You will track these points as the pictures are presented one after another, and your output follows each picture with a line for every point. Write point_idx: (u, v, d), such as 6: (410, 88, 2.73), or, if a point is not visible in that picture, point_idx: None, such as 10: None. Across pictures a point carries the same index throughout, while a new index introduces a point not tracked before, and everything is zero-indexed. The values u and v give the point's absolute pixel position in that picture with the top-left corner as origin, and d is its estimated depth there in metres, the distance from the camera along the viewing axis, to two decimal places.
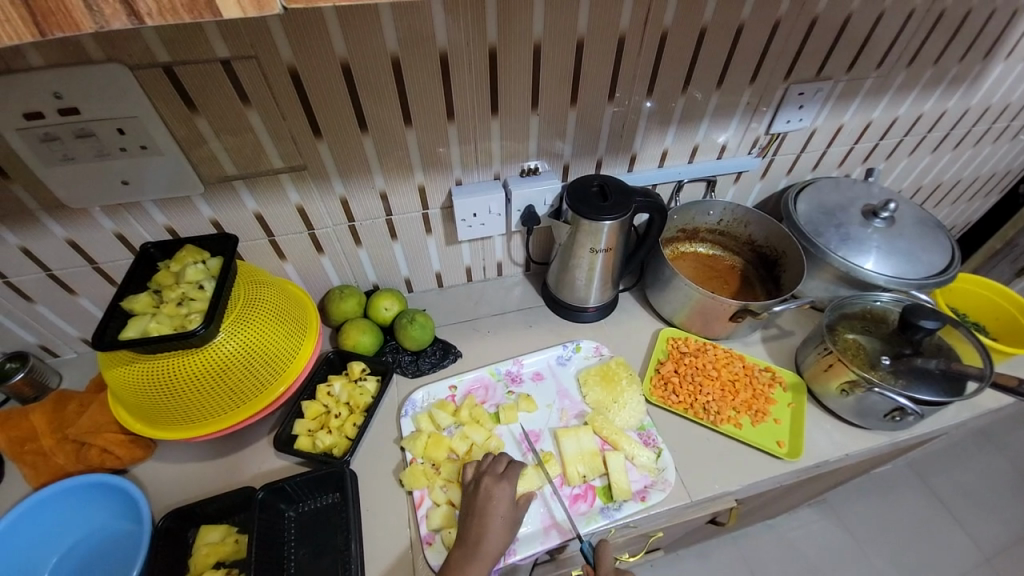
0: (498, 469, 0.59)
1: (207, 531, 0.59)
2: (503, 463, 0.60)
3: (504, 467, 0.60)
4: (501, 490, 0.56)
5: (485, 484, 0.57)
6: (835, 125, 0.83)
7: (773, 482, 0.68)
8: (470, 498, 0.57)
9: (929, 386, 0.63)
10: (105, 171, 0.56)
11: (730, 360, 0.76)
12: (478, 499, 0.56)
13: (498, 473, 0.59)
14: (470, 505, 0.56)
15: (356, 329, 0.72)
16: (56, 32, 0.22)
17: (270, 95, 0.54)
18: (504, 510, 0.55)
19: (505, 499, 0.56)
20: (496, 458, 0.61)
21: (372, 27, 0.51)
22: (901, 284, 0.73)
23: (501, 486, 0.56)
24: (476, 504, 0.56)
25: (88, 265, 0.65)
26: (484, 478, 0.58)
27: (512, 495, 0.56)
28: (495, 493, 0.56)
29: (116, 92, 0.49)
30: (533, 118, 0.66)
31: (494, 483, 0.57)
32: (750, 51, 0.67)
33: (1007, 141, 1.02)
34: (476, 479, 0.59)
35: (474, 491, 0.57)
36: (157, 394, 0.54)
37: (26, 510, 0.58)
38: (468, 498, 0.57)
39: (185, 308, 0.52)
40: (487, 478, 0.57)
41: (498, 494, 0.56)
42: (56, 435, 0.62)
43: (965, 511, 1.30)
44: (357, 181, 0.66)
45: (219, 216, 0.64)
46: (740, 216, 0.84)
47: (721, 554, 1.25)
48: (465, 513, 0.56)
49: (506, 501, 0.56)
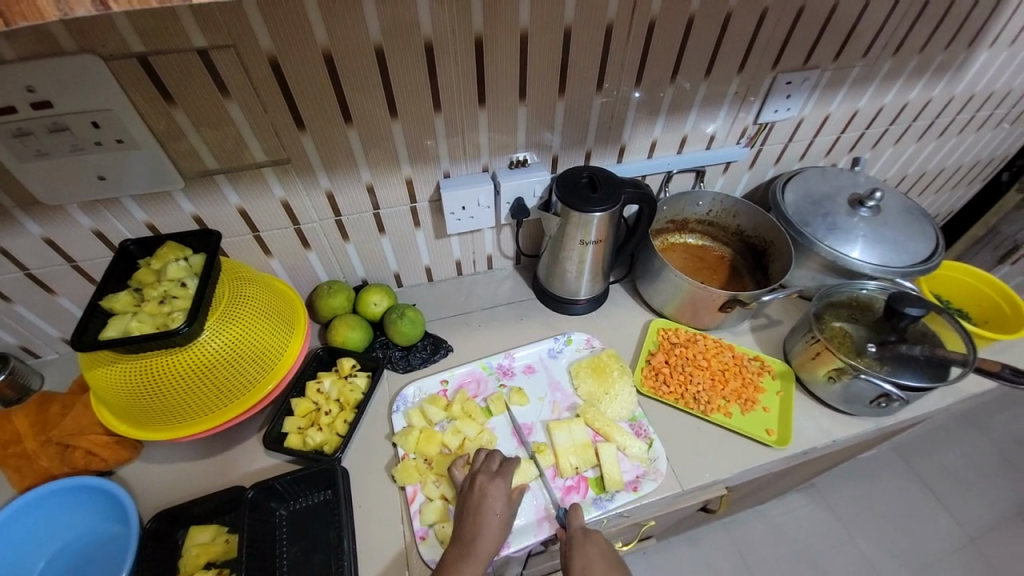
0: (491, 467, 0.59)
1: (197, 532, 0.58)
2: (497, 460, 0.60)
3: (498, 464, 0.60)
4: (496, 488, 0.56)
5: (480, 482, 0.57)
6: (822, 114, 0.83)
7: (763, 470, 0.69)
8: (465, 496, 0.57)
9: (914, 372, 0.64)
10: (81, 167, 0.54)
11: (719, 349, 0.77)
12: (473, 497, 0.56)
13: (492, 470, 0.59)
14: (465, 503, 0.56)
15: (345, 325, 0.71)
16: (20, 21, 0.21)
17: (251, 86, 0.53)
18: (499, 508, 0.55)
19: (499, 494, 0.56)
20: (489, 455, 0.61)
21: (353, 14, 0.50)
22: (886, 273, 0.73)
23: (496, 484, 0.57)
24: (470, 501, 0.56)
25: (67, 263, 0.64)
26: (478, 476, 0.58)
27: (507, 491, 0.56)
28: (490, 491, 0.56)
29: (89, 84, 0.47)
30: (522, 109, 0.65)
31: (488, 480, 0.57)
32: (738, 40, 0.67)
33: (991, 129, 1.03)
34: (470, 477, 0.59)
35: (469, 489, 0.57)
36: (141, 395, 0.53)
37: (7, 518, 0.56)
38: (463, 497, 0.57)
39: (167, 306, 0.51)
40: (482, 477, 0.57)
41: (493, 491, 0.56)
42: (39, 438, 0.61)
43: (948, 493, 1.34)
44: (343, 175, 0.65)
45: (201, 212, 0.63)
46: (729, 207, 0.84)
47: (712, 539, 1.27)
48: (460, 510, 0.56)
49: (501, 499, 0.56)
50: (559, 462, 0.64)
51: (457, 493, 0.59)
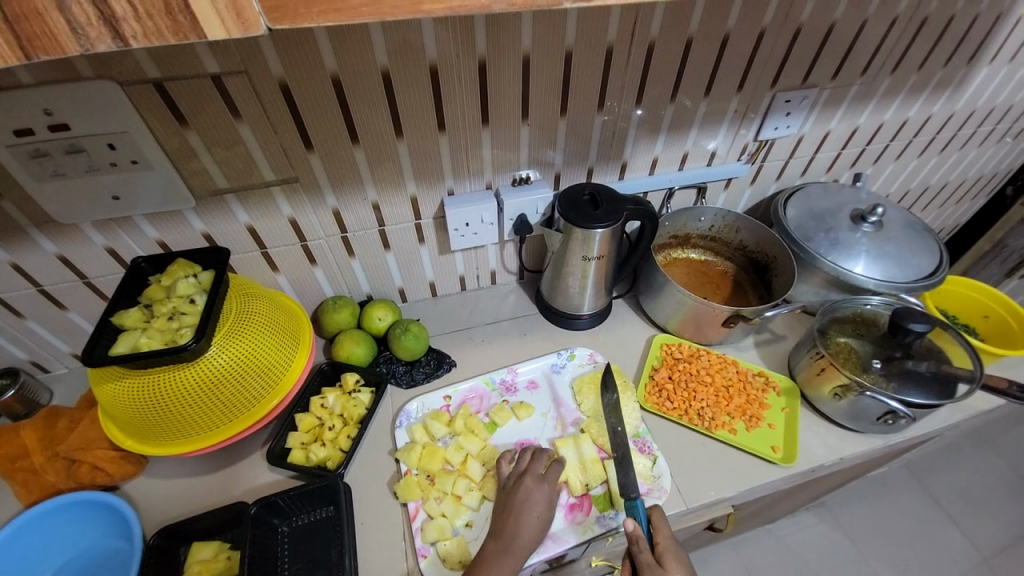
0: (538, 470, 0.60)
1: (198, 549, 0.58)
2: (543, 463, 0.61)
3: (544, 468, 0.60)
4: (537, 494, 0.57)
5: (527, 484, 0.58)
6: (823, 131, 0.84)
7: (769, 489, 0.68)
8: (508, 493, 0.58)
9: (920, 389, 0.63)
10: (96, 187, 0.56)
11: (723, 365, 0.76)
12: (517, 498, 0.57)
13: (539, 473, 0.60)
14: (506, 501, 0.57)
15: (350, 340, 0.72)
16: (42, 55, 0.21)
17: (261, 108, 0.54)
18: (539, 513, 0.56)
19: (540, 499, 0.57)
20: (535, 457, 0.62)
21: (361, 42, 0.52)
22: (891, 288, 0.73)
23: (541, 488, 0.58)
24: (513, 499, 0.57)
25: (79, 280, 0.65)
26: (524, 477, 0.59)
27: (550, 496, 0.57)
28: (534, 495, 0.57)
29: (106, 109, 0.49)
30: (524, 127, 0.67)
31: (533, 484, 0.58)
32: (736, 60, 0.68)
33: (993, 144, 1.03)
34: (515, 479, 0.60)
35: (513, 488, 0.58)
36: (149, 410, 0.54)
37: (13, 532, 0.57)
38: (506, 496, 0.58)
39: (176, 323, 0.51)
40: (528, 479, 0.58)
41: (535, 495, 0.57)
42: (47, 453, 0.62)
43: (963, 511, 1.31)
44: (349, 193, 0.66)
45: (210, 229, 0.64)
46: (731, 222, 0.84)
47: (719, 559, 1.25)
48: (502, 506, 0.57)
49: (541, 503, 0.57)
50: (566, 478, 0.64)
51: (501, 487, 0.60)
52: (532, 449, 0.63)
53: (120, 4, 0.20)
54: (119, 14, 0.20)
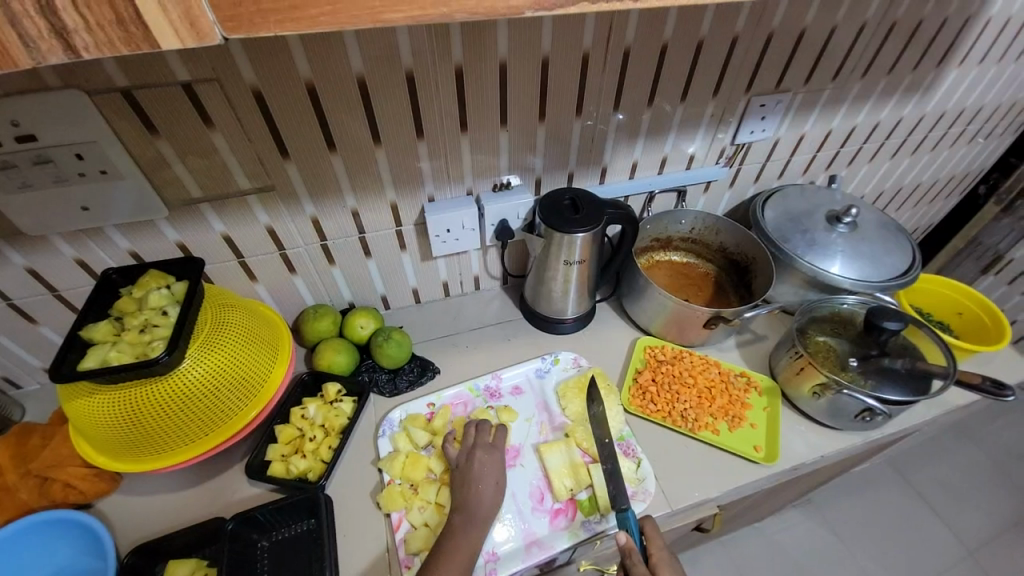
0: (486, 441, 0.63)
1: (175, 565, 0.56)
2: (489, 433, 0.64)
3: (491, 437, 0.64)
4: None
5: (477, 456, 0.61)
6: (798, 134, 0.86)
7: (753, 488, 0.68)
8: (462, 470, 0.60)
9: (896, 386, 0.64)
10: (65, 198, 0.54)
11: (706, 366, 0.77)
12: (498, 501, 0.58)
13: (488, 443, 0.63)
14: (462, 477, 0.59)
15: (332, 349, 0.71)
16: None
17: (234, 116, 0.53)
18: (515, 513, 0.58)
19: None
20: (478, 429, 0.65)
21: (335, 50, 0.51)
22: (866, 287, 0.75)
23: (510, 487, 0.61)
24: (469, 473, 0.59)
25: (50, 293, 0.63)
26: (475, 451, 0.61)
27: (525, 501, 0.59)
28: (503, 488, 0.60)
29: (74, 119, 0.48)
30: (503, 133, 0.67)
31: (484, 455, 0.61)
32: (711, 66, 0.69)
33: (964, 144, 1.06)
34: (467, 452, 0.62)
35: (466, 462, 0.61)
36: (121, 426, 0.52)
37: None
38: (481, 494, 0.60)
39: (147, 335, 0.50)
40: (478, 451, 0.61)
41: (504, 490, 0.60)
42: (19, 470, 0.59)
43: (945, 504, 1.33)
44: (328, 201, 0.66)
45: (185, 239, 0.63)
46: (711, 225, 0.85)
47: (710, 560, 1.25)
48: (459, 482, 0.59)
49: (492, 472, 0.60)
50: (550, 483, 0.63)
51: (452, 466, 0.62)
52: (475, 424, 0.66)
53: (71, 15, 0.20)
54: (70, 27, 0.20)
